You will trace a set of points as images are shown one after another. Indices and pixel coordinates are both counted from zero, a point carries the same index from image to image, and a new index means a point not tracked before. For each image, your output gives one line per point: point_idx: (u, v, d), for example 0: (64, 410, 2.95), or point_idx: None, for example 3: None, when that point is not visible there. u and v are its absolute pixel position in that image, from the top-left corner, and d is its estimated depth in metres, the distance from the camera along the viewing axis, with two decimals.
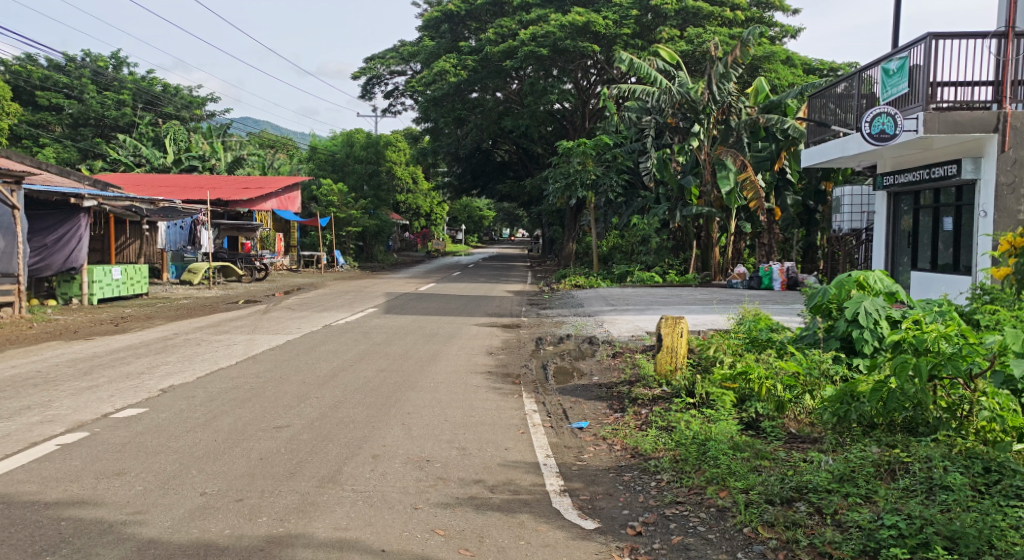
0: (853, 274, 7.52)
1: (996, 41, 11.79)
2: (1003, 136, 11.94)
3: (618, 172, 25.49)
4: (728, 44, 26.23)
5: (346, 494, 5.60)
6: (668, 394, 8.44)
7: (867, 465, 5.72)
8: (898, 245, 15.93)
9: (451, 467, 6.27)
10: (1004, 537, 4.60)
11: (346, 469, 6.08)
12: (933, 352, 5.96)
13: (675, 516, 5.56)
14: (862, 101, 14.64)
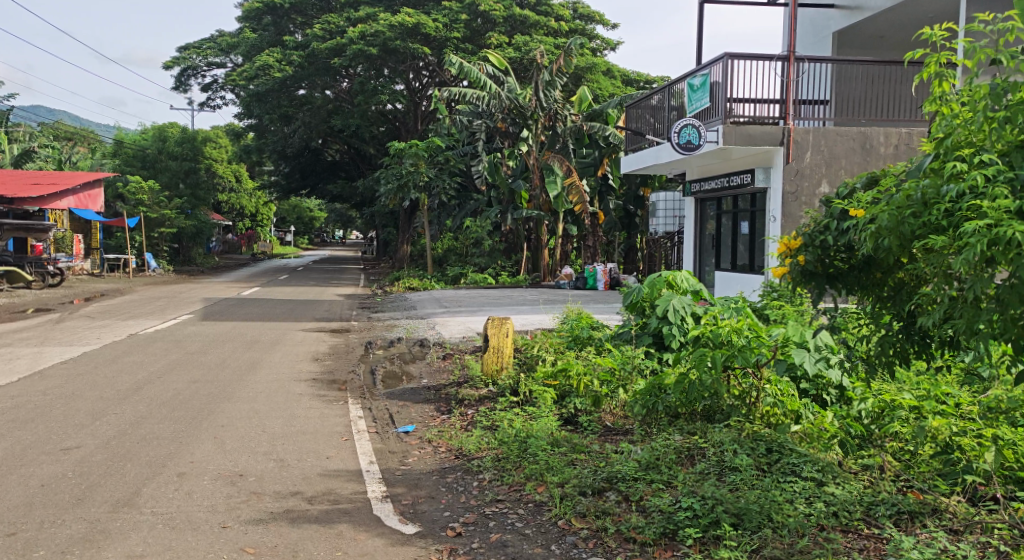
0: (663, 274, 7.78)
1: (781, 64, 12.85)
2: (788, 149, 13.08)
3: (449, 174, 25.68)
4: (553, 53, 27.06)
5: (143, 518, 5.34)
6: (494, 394, 8.57)
7: (670, 451, 6.10)
8: (705, 246, 17.06)
9: (266, 481, 6.11)
10: (781, 511, 5.04)
11: (144, 491, 5.79)
12: (726, 344, 6.45)
13: (495, 513, 5.67)
14: (673, 113, 15.54)
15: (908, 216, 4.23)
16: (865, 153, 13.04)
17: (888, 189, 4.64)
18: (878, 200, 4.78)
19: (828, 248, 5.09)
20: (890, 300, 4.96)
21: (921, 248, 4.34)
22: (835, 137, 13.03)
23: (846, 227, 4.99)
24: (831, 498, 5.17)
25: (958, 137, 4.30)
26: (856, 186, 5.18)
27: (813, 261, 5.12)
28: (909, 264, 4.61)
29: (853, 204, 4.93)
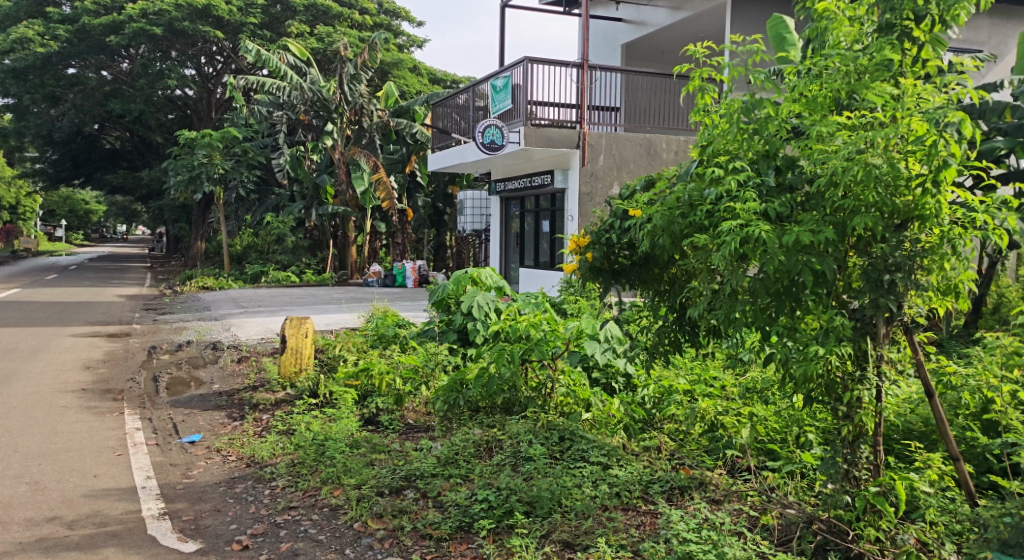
0: (468, 271, 7.85)
1: (576, 70, 13.42)
2: (584, 152, 13.65)
3: (247, 167, 24.69)
4: (357, 46, 26.74)
5: None
6: (291, 397, 8.36)
7: (469, 445, 6.26)
8: (510, 245, 17.53)
9: (16, 507, 5.67)
10: (570, 496, 5.33)
11: None
12: (525, 338, 6.71)
13: (286, 522, 5.56)
14: (478, 112, 15.84)
15: (678, 216, 4.66)
16: (650, 158, 13.93)
17: (662, 190, 5.01)
18: (652, 201, 5.16)
19: (614, 245, 5.42)
20: (668, 293, 5.37)
21: (690, 246, 4.74)
22: (624, 142, 13.84)
23: (627, 226, 5.36)
24: (615, 480, 5.53)
25: (717, 146, 4.77)
26: (636, 187, 5.54)
27: (599, 258, 5.39)
28: (681, 260, 5.02)
29: (632, 204, 5.28)
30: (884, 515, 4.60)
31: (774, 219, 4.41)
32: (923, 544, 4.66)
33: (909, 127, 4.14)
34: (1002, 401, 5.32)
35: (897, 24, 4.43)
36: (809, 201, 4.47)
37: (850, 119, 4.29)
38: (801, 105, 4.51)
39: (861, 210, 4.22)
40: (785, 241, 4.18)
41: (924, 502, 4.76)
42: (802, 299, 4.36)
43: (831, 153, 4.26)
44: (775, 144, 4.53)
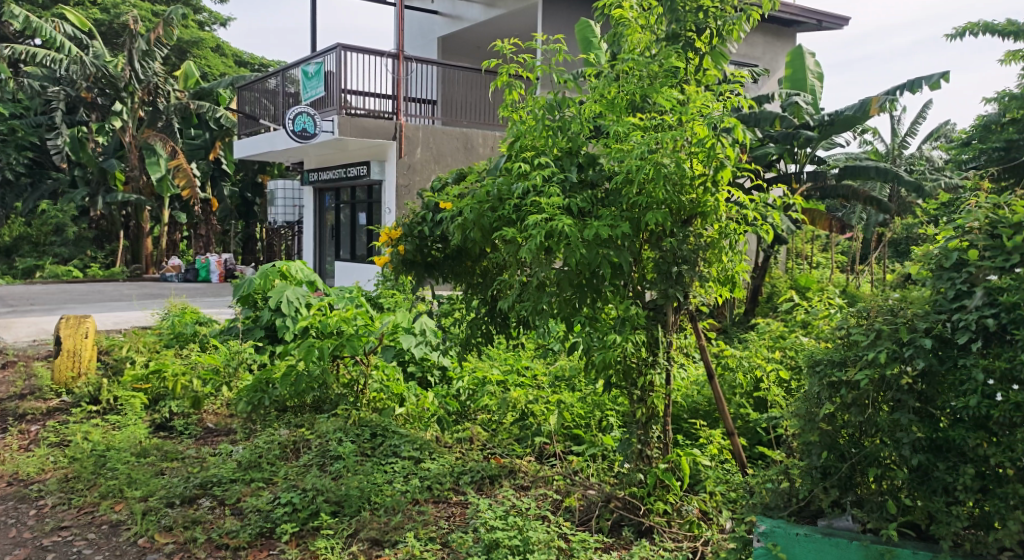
0: (276, 265, 7.55)
1: (390, 60, 13.24)
2: (400, 144, 13.48)
3: (18, 148, 22.41)
4: (150, 20, 25.01)
5: None
6: (66, 406, 7.66)
7: (274, 447, 6.03)
8: (324, 238, 17.06)
9: None
10: (380, 493, 5.26)
11: None
12: (336, 334, 6.52)
13: (56, 544, 5.10)
14: (289, 99, 15.31)
15: (487, 209, 4.67)
16: (467, 153, 13.99)
17: (473, 183, 5.01)
18: (462, 195, 5.15)
19: (427, 238, 5.36)
20: (481, 286, 5.37)
21: (498, 239, 4.77)
22: (441, 136, 13.78)
23: (439, 219, 5.30)
24: (426, 473, 5.51)
25: (525, 141, 4.82)
26: (447, 180, 5.49)
27: (412, 250, 5.33)
28: (492, 253, 5.03)
29: (442, 197, 5.23)
30: (670, 489, 4.92)
31: (576, 213, 4.52)
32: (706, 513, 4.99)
33: (692, 129, 4.43)
34: (772, 381, 5.83)
35: (682, 34, 4.72)
36: (608, 196, 4.63)
37: (643, 121, 4.51)
38: (602, 105, 4.68)
39: (654, 206, 4.46)
40: (586, 235, 4.30)
41: (705, 474, 5.15)
42: (603, 290, 4.52)
43: (627, 151, 4.46)
44: (578, 142, 4.68)
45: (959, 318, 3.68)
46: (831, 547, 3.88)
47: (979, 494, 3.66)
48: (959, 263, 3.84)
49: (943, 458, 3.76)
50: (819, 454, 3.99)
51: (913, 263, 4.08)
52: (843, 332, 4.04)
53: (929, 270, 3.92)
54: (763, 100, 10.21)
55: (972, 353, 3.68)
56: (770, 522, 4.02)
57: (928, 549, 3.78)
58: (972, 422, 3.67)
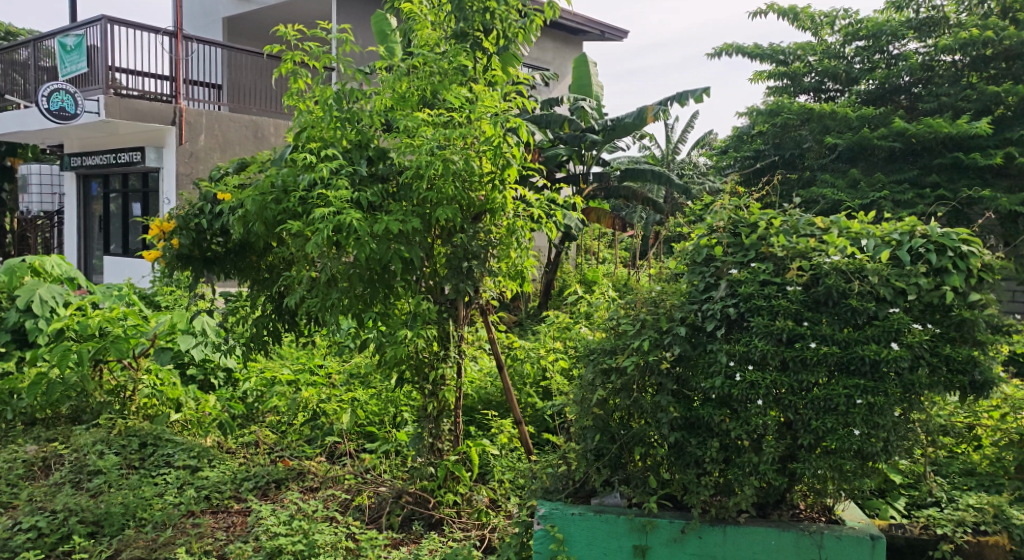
0: (26, 260, 6.83)
1: (167, 39, 12.33)
2: (180, 129, 12.48)
3: None
4: None
5: None
6: None
7: (18, 466, 5.48)
8: (89, 230, 15.72)
9: None
10: (149, 507, 4.93)
11: None
12: (98, 336, 5.99)
13: None
14: (45, 75, 13.93)
15: (271, 201, 4.49)
16: (257, 141, 13.22)
17: (256, 173, 4.79)
18: (242, 185, 4.92)
19: (205, 232, 5.06)
20: (267, 283, 5.14)
21: (283, 233, 4.61)
22: (227, 123, 12.93)
23: (218, 211, 5.06)
24: (204, 483, 5.24)
25: (312, 131, 4.66)
26: (228, 170, 5.20)
27: (187, 244, 5.01)
28: (278, 248, 4.84)
29: (222, 187, 4.97)
30: (461, 480, 4.99)
31: (366, 208, 4.45)
32: (494, 501, 5.13)
33: (480, 128, 4.52)
34: (556, 371, 6.04)
35: (470, 34, 4.80)
36: (399, 191, 4.59)
37: (432, 116, 4.51)
38: (393, 101, 4.63)
39: (443, 203, 4.50)
40: (376, 230, 4.26)
41: (492, 463, 5.28)
42: (395, 285, 4.53)
43: (416, 146, 4.45)
44: (367, 135, 4.60)
45: (708, 307, 4.02)
46: (602, 524, 4.09)
47: (723, 464, 4.02)
48: (708, 258, 4.21)
49: (695, 434, 4.06)
50: (593, 438, 4.19)
51: (672, 258, 4.43)
52: (612, 323, 4.31)
53: (685, 264, 4.28)
54: (552, 103, 10.56)
55: (717, 339, 4.01)
56: (549, 505, 4.18)
57: (682, 517, 4.06)
58: (718, 401, 3.99)
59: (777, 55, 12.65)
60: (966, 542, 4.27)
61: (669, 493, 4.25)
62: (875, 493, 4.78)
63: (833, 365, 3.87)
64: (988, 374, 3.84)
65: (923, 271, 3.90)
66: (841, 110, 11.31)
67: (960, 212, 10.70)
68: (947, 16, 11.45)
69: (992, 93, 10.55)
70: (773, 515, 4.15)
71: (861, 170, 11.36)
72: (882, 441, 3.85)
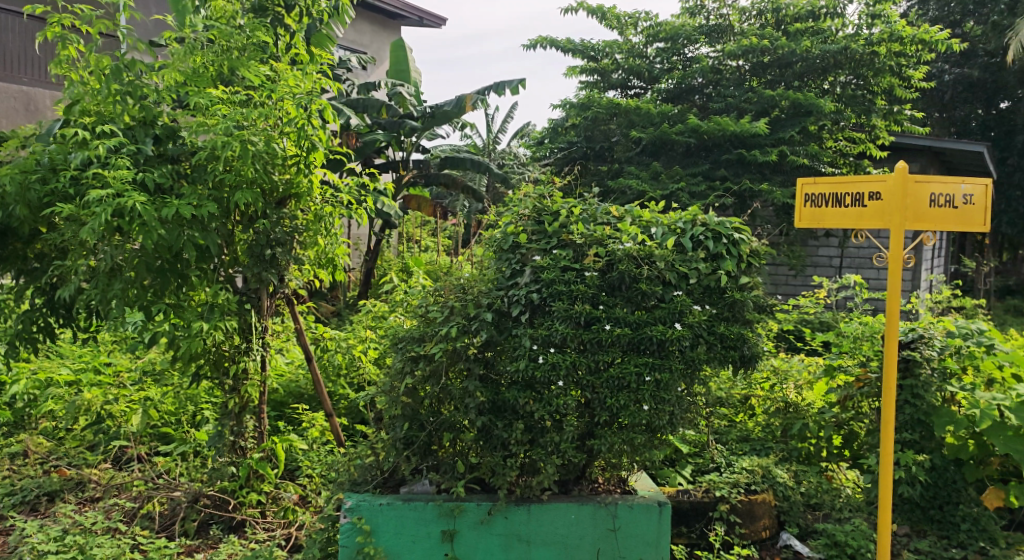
0: None
1: None
2: None
3: None
4: None
5: None
6: None
7: None
8: None
9: None
10: None
11: None
12: None
13: None
14: None
15: (35, 182, 4.03)
16: (29, 116, 10.24)
17: (17, 150, 4.26)
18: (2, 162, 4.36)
19: None
20: (38, 274, 4.61)
21: (54, 217, 4.16)
22: None
23: None
24: None
25: (87, 104, 4.19)
26: None
27: None
28: (47, 233, 4.36)
29: None
30: (266, 478, 4.73)
31: (152, 190, 4.09)
32: (303, 498, 4.90)
33: (282, 109, 4.28)
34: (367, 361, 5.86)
35: (269, 8, 4.56)
36: (193, 173, 4.25)
37: (228, 94, 4.20)
38: (183, 78, 4.28)
39: (242, 186, 4.22)
40: (165, 215, 3.93)
41: (301, 457, 5.05)
42: (188, 275, 4.21)
43: (211, 126, 4.15)
44: (152, 111, 4.21)
45: (513, 292, 4.04)
46: (410, 512, 4.00)
47: (528, 445, 4.04)
48: (515, 246, 4.21)
49: (501, 418, 4.04)
50: (401, 427, 4.12)
51: (478, 246, 4.34)
52: (422, 310, 4.21)
53: (491, 252, 4.26)
54: (368, 88, 10.24)
55: (522, 323, 4.04)
56: (356, 498, 4.03)
57: (488, 500, 4.05)
58: (523, 384, 4.00)
59: (587, 51, 12.90)
60: (739, 502, 4.70)
61: (477, 477, 4.22)
62: (665, 463, 5.05)
63: (625, 345, 4.00)
64: (756, 348, 4.07)
65: (702, 256, 4.09)
66: (644, 106, 11.74)
67: (744, 203, 11.47)
68: (732, 24, 12.31)
69: (767, 96, 11.33)
70: (574, 491, 4.22)
71: (662, 163, 11.93)
72: (668, 415, 4.01)
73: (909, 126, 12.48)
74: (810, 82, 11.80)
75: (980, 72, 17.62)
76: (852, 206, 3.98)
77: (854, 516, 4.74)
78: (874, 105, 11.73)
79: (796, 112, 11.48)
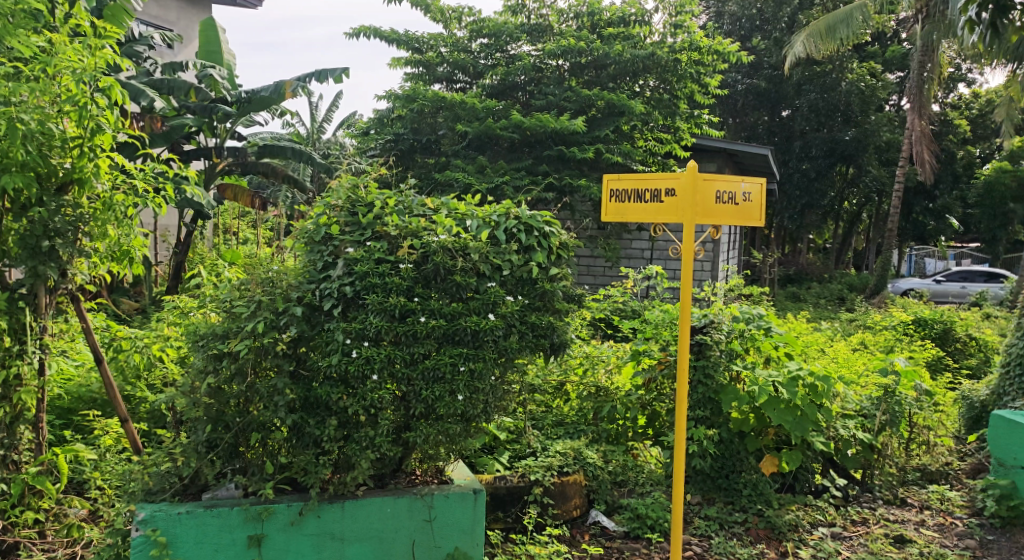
0: None
1: None
2: None
3: None
4: None
5: None
6: None
7: None
8: None
9: None
10: None
11: None
12: None
13: None
14: None
15: None
16: None
17: None
18: None
19: None
20: None
21: None
22: None
23: None
24: None
25: None
26: None
27: None
28: None
29: None
30: (44, 495, 4.39)
31: None
32: (93, 512, 4.59)
33: (61, 85, 3.99)
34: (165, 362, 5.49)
35: None
36: None
37: None
38: None
39: (11, 169, 3.91)
40: None
41: (86, 469, 4.71)
42: None
43: None
44: None
45: (325, 286, 3.98)
46: (211, 519, 3.85)
47: (342, 441, 3.99)
48: (327, 237, 4.13)
49: (313, 415, 3.98)
50: (203, 430, 3.93)
51: (288, 237, 4.22)
52: (226, 305, 4.02)
53: (302, 243, 4.14)
54: (175, 68, 9.74)
55: (334, 317, 3.99)
56: (150, 508, 3.82)
57: (300, 499, 3.96)
58: (336, 379, 3.96)
59: (411, 43, 12.78)
60: (553, 484, 4.88)
61: (289, 477, 4.11)
62: (483, 451, 5.13)
63: (440, 337, 4.03)
64: (564, 337, 4.24)
65: (514, 248, 4.18)
66: (470, 100, 11.76)
67: (562, 197, 11.86)
68: (551, 25, 12.69)
69: (584, 96, 11.75)
70: (391, 484, 4.21)
71: (487, 157, 12.13)
72: (482, 403, 4.09)
73: (707, 130, 13.34)
74: (622, 84, 12.38)
75: (766, 83, 19.18)
76: (652, 202, 4.22)
77: (654, 489, 5.13)
78: (677, 108, 12.48)
79: (611, 112, 12.03)
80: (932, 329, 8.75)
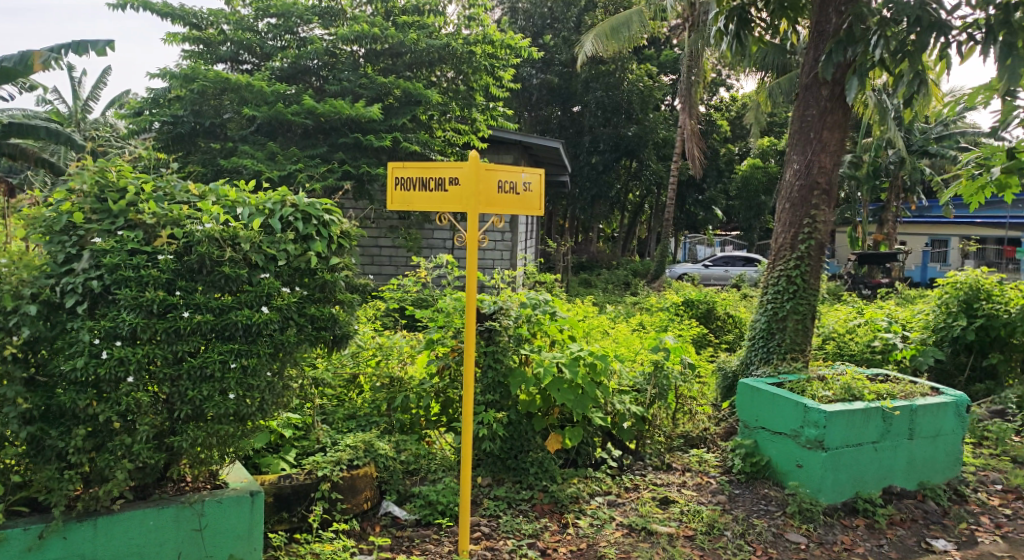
0: None
1: None
2: None
3: None
4: None
5: None
6: None
7: None
8: None
9: None
10: None
11: None
12: None
13: None
14: None
15: None
16: None
17: None
18: None
19: None
20: None
21: None
22: None
23: None
24: None
25: None
26: None
27: None
28: None
29: None
30: None
31: None
32: None
33: None
34: None
35: None
36: None
37: None
38: None
39: None
40: None
41: None
42: None
43: None
44: None
45: (67, 281, 3.64)
46: None
47: (92, 452, 3.69)
48: (69, 227, 3.79)
49: (57, 425, 3.65)
50: None
51: (24, 228, 3.82)
52: None
53: (39, 233, 3.78)
54: None
55: (79, 316, 3.68)
56: None
57: (40, 522, 3.62)
58: (84, 384, 3.64)
59: (189, 17, 12.01)
60: (341, 478, 4.76)
61: (27, 498, 3.75)
62: (267, 450, 4.90)
63: (208, 333, 3.82)
64: (347, 328, 4.14)
65: (291, 237, 4.04)
66: (257, 83, 11.17)
67: (360, 185, 11.65)
68: (343, 9, 12.35)
69: (380, 83, 11.64)
70: (155, 495, 3.93)
71: (278, 143, 11.66)
72: (258, 401, 3.91)
73: (501, 122, 13.51)
74: (418, 73, 12.37)
75: (557, 79, 19.77)
76: (436, 190, 4.22)
77: (445, 475, 5.14)
78: (474, 100, 12.64)
79: (408, 101, 11.99)
80: (697, 308, 9.44)
